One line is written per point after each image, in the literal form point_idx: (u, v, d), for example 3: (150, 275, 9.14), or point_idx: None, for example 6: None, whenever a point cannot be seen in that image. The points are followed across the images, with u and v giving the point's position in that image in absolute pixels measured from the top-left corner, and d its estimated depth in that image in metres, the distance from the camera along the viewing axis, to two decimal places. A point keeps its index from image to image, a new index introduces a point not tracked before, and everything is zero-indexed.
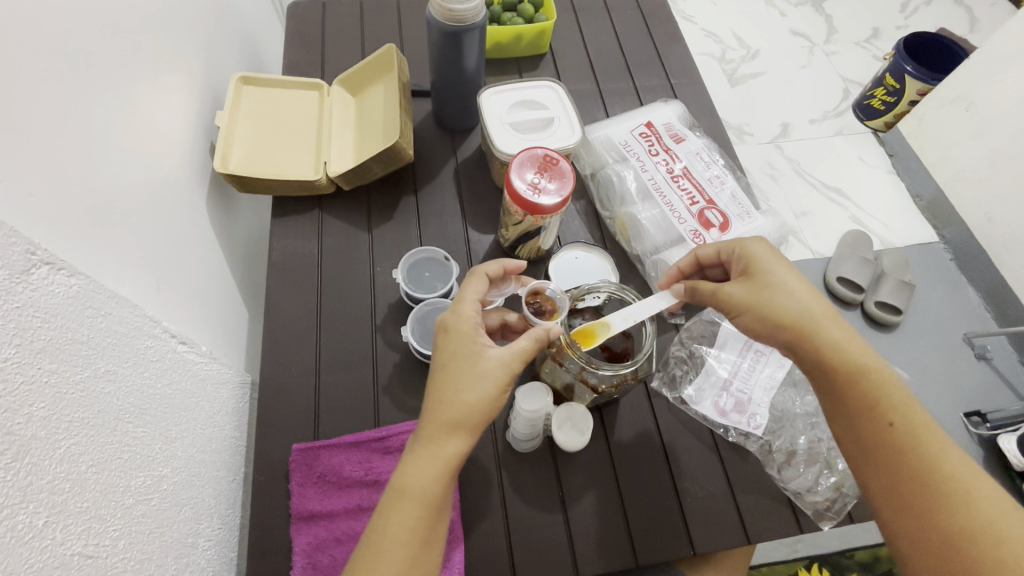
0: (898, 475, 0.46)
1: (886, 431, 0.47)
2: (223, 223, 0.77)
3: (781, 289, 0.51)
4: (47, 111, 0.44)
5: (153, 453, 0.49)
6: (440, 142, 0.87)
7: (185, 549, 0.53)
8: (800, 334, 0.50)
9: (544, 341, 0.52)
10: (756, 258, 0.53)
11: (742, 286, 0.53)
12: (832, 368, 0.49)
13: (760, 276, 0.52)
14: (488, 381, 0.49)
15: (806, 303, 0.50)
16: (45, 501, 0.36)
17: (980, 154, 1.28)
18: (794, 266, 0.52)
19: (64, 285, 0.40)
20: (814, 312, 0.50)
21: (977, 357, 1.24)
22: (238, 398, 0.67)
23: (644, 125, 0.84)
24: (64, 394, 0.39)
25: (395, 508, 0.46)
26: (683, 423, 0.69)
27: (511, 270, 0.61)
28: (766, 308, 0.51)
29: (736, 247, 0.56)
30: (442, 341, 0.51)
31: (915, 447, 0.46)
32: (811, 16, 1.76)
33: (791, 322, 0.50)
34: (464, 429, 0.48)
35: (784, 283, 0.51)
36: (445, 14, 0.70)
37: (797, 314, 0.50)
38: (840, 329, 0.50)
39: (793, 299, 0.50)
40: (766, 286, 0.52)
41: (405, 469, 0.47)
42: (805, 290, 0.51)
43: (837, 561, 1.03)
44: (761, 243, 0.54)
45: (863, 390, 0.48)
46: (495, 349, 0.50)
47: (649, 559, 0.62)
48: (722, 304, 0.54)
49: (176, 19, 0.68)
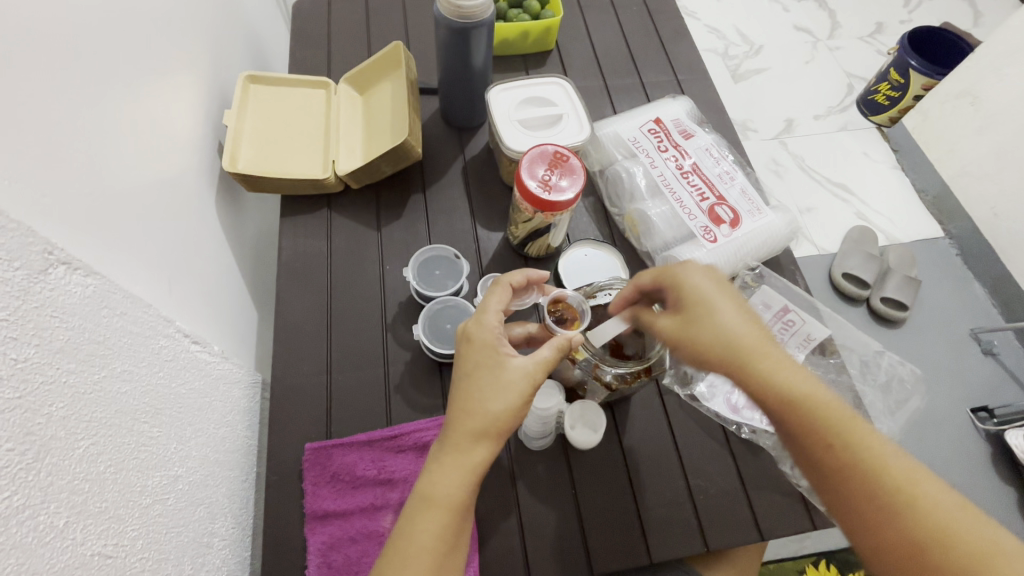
0: (852, 497, 0.43)
1: (834, 457, 0.44)
2: (231, 222, 0.77)
3: (714, 315, 0.48)
4: (60, 110, 0.44)
5: (168, 453, 0.49)
6: (448, 140, 0.87)
7: (201, 549, 0.53)
8: (740, 363, 0.46)
9: (566, 350, 0.52)
10: (687, 287, 0.49)
11: (672, 320, 0.50)
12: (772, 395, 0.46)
13: (693, 301, 0.49)
14: (513, 391, 0.48)
15: (736, 330, 0.47)
16: (66, 501, 0.36)
17: (985, 149, 1.28)
18: (726, 295, 0.49)
19: (81, 285, 0.40)
20: (744, 342, 0.47)
21: (983, 352, 1.23)
22: (249, 397, 0.67)
23: (653, 121, 0.84)
24: (83, 394, 0.39)
25: (421, 515, 0.46)
26: (696, 420, 0.69)
27: (534, 280, 0.60)
28: (705, 337, 0.47)
29: (665, 275, 0.51)
30: (465, 350, 0.51)
31: (861, 464, 0.43)
32: (815, 11, 1.75)
33: (723, 356, 0.47)
34: (489, 438, 0.48)
35: (717, 308, 0.48)
36: (453, 11, 0.69)
37: (726, 346, 0.47)
38: (770, 356, 0.46)
39: (723, 323, 0.47)
40: (699, 312, 0.48)
41: (431, 476, 0.47)
42: (734, 320, 0.48)
43: (845, 557, 1.03)
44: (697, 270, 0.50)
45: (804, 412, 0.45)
46: (519, 359, 0.50)
47: (663, 555, 0.62)
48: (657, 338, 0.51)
49: (183, 18, 0.68)
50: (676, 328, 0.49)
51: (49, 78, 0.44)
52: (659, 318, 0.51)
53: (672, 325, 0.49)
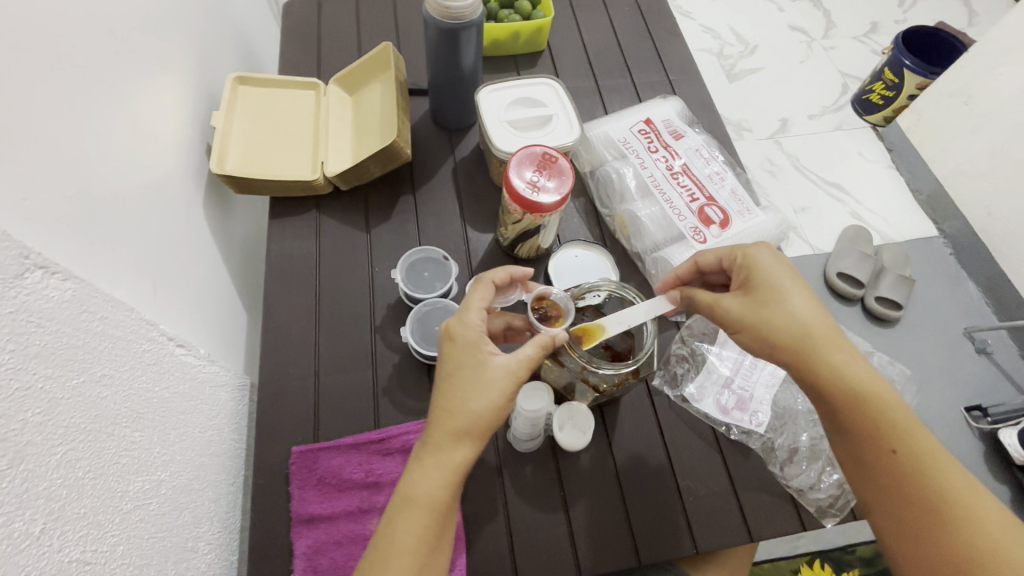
0: (900, 499, 0.45)
1: (891, 459, 0.46)
2: (219, 224, 0.76)
3: (786, 296, 0.50)
4: (41, 112, 0.44)
5: (151, 458, 0.48)
6: (438, 141, 0.87)
7: (185, 554, 0.52)
8: (809, 350, 0.49)
9: (550, 348, 0.52)
10: (758, 270, 0.53)
11: (741, 300, 0.52)
12: (835, 389, 0.48)
13: (766, 282, 0.52)
14: (495, 390, 0.48)
15: (809, 317, 0.49)
16: (42, 508, 0.35)
17: (979, 148, 1.27)
18: (797, 282, 0.51)
19: (58, 289, 0.39)
20: (810, 330, 0.49)
21: (977, 351, 1.23)
22: (237, 400, 0.67)
23: (644, 122, 0.83)
24: (61, 399, 0.38)
25: (402, 515, 0.46)
26: (684, 422, 0.69)
27: (518, 277, 0.60)
28: (775, 319, 0.50)
29: (739, 258, 0.55)
30: (447, 349, 0.51)
31: (917, 471, 0.45)
32: (809, 10, 1.75)
33: (791, 341, 0.49)
34: (472, 437, 0.48)
35: (791, 292, 0.51)
36: (441, 11, 0.69)
37: (796, 332, 0.49)
38: (840, 349, 0.48)
39: (797, 309, 0.50)
40: (772, 294, 0.51)
41: (413, 476, 0.47)
42: (804, 308, 0.50)
43: (838, 557, 1.03)
44: (767, 256, 0.53)
45: (866, 410, 0.47)
46: (501, 357, 0.50)
47: (651, 557, 0.61)
48: (720, 318, 0.54)
49: (170, 19, 0.68)
50: (744, 308, 0.52)
51: (31, 80, 0.43)
52: (727, 297, 0.54)
53: (742, 304, 0.52)
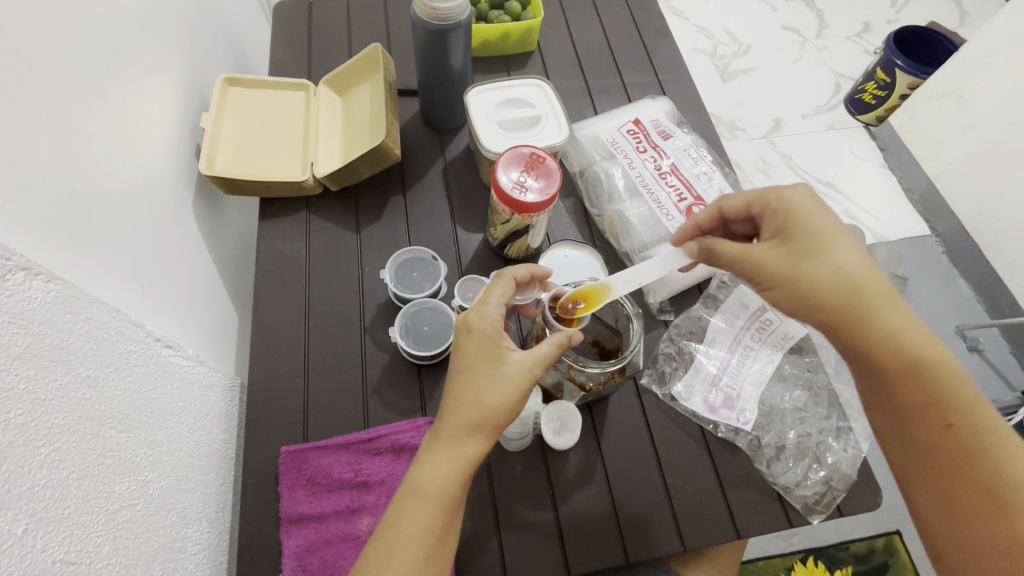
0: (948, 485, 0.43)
1: (942, 440, 0.43)
2: (210, 225, 0.76)
3: (831, 242, 0.45)
4: (27, 113, 0.44)
5: (137, 458, 0.48)
6: (429, 142, 0.87)
7: (173, 554, 0.53)
8: (861, 322, 0.44)
9: (565, 347, 0.52)
10: (798, 215, 0.46)
11: (776, 251, 0.46)
12: (888, 368, 0.44)
13: (809, 229, 0.46)
14: (510, 386, 0.48)
15: (865, 272, 0.44)
16: (24, 509, 0.36)
17: (970, 147, 1.28)
18: (843, 227, 0.45)
19: (41, 291, 0.40)
20: (863, 287, 0.44)
21: (969, 349, 1.24)
22: (226, 400, 0.67)
23: (632, 122, 0.84)
24: (43, 401, 0.38)
25: (409, 505, 0.46)
26: (673, 420, 0.69)
27: (539, 275, 0.60)
28: (821, 277, 0.44)
29: (773, 201, 0.48)
30: (465, 340, 0.51)
31: (972, 455, 0.42)
32: (802, 10, 1.76)
33: (840, 299, 0.44)
34: (483, 433, 0.48)
35: (841, 242, 0.45)
36: (430, 13, 0.70)
37: (844, 287, 0.44)
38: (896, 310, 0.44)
39: (850, 263, 0.44)
40: (815, 245, 0.45)
41: (422, 468, 0.47)
42: (854, 260, 0.44)
43: (832, 554, 1.04)
44: (804, 197, 0.47)
45: (920, 387, 0.43)
46: (519, 354, 0.50)
47: (640, 554, 0.62)
48: (748, 271, 0.48)
49: (159, 20, 0.68)
50: (783, 264, 0.46)
51: (17, 83, 0.43)
52: (758, 245, 0.48)
53: (779, 260, 0.46)
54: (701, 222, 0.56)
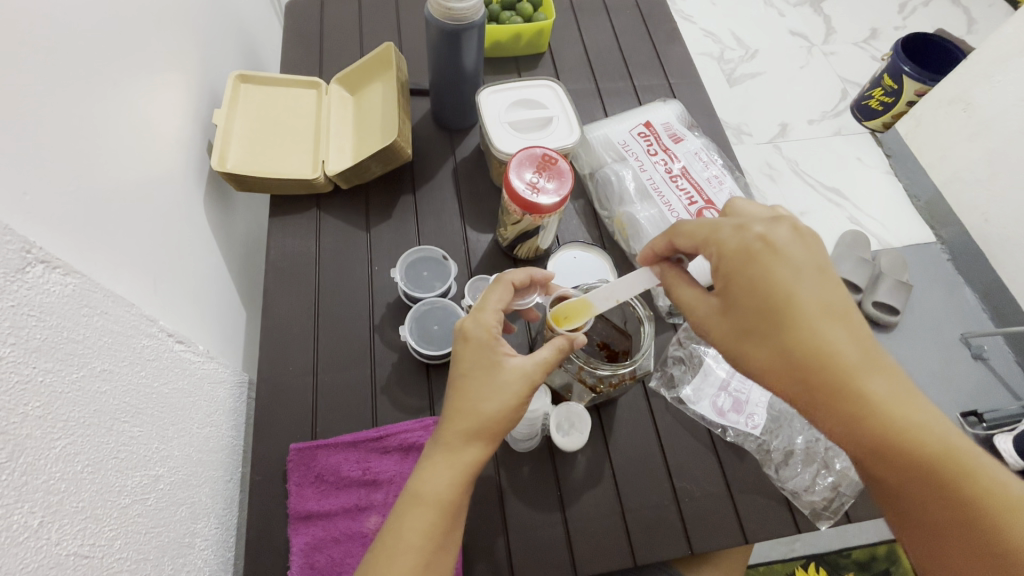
0: (947, 541, 0.39)
1: (932, 495, 0.39)
2: (220, 221, 0.76)
3: (784, 303, 0.41)
4: (43, 107, 0.44)
5: (149, 453, 0.48)
6: (439, 142, 0.87)
7: (182, 549, 0.53)
8: (833, 390, 0.39)
9: (565, 352, 0.52)
10: (741, 277, 0.42)
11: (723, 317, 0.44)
12: (868, 432, 0.39)
13: (754, 290, 0.42)
14: (508, 392, 0.48)
15: (822, 334, 0.40)
16: (40, 501, 0.36)
17: (977, 155, 1.28)
18: (786, 291, 0.41)
19: (60, 284, 0.40)
20: (817, 356, 0.40)
21: (974, 357, 1.24)
22: (235, 397, 0.67)
23: (643, 125, 0.84)
24: (60, 394, 0.39)
25: (409, 511, 0.46)
26: (682, 424, 0.69)
27: (538, 279, 0.58)
28: (770, 349, 0.41)
29: (716, 256, 0.44)
30: (461, 348, 0.51)
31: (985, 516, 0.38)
32: (810, 16, 1.76)
33: (788, 367, 0.40)
34: (483, 438, 0.48)
35: (797, 300, 0.41)
36: (444, 13, 0.70)
37: (791, 358, 0.40)
38: (860, 368, 0.39)
39: (804, 329, 0.40)
40: (760, 308, 0.41)
41: (423, 474, 0.47)
42: (800, 331, 0.40)
43: (833, 560, 1.04)
44: (747, 255, 0.42)
45: (908, 443, 0.39)
46: (516, 360, 0.50)
47: (648, 557, 0.62)
48: (700, 329, 0.46)
49: (172, 17, 0.68)
50: (731, 328, 0.43)
51: (32, 77, 0.43)
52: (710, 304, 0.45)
53: (727, 324, 0.44)
54: (656, 248, 0.50)
